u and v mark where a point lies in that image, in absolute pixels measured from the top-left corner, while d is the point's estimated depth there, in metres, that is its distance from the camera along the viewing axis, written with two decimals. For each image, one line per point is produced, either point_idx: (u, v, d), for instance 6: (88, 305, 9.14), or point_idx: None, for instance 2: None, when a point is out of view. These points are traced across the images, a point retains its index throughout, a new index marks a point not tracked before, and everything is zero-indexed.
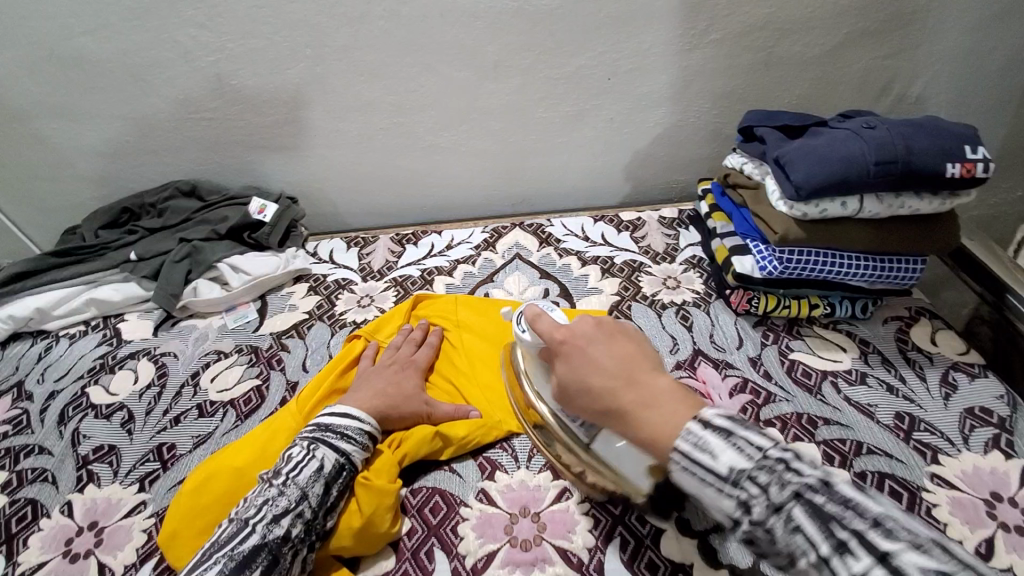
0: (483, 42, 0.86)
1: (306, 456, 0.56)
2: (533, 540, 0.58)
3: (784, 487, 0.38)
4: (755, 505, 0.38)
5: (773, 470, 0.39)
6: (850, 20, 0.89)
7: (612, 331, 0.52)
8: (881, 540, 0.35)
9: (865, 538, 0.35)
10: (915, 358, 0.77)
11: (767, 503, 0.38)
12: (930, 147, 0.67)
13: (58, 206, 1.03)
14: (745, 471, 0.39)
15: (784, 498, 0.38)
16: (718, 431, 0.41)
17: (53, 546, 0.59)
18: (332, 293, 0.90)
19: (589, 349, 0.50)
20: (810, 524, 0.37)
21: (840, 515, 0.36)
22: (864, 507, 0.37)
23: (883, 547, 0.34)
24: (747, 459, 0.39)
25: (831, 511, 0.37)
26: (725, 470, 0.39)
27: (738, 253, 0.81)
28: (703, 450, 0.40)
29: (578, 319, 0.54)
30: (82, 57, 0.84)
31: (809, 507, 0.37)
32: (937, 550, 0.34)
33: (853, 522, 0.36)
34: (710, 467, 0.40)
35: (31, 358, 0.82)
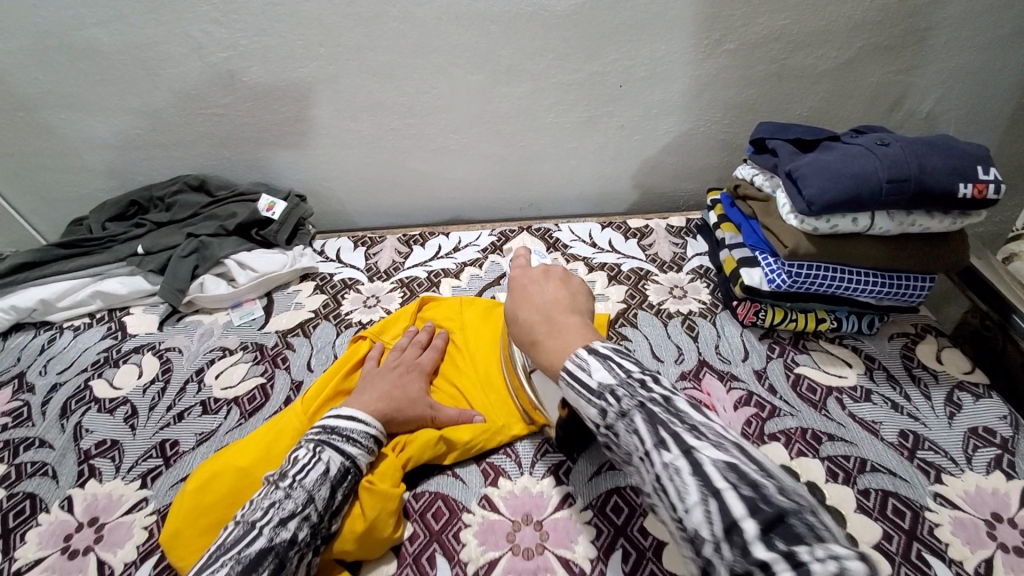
0: (497, 46, 0.86)
1: (313, 458, 0.56)
2: (535, 549, 0.58)
3: (634, 398, 0.42)
4: (610, 412, 0.43)
5: (631, 386, 0.43)
6: (864, 35, 0.89)
7: (552, 279, 0.59)
8: (691, 439, 0.39)
9: (679, 436, 0.39)
10: (920, 375, 0.77)
11: (618, 410, 0.43)
12: (943, 167, 0.67)
13: (64, 196, 1.03)
14: (610, 385, 0.44)
15: (631, 406, 0.42)
16: (598, 355, 0.46)
17: (51, 542, 0.59)
18: (339, 292, 0.90)
19: (529, 290, 0.58)
20: (643, 427, 0.41)
21: (669, 420, 0.40)
22: (689, 417, 0.40)
23: (690, 443, 0.38)
24: (613, 375, 0.44)
25: (662, 417, 0.41)
26: (595, 383, 0.45)
27: (747, 265, 0.81)
28: (584, 369, 0.46)
29: (528, 269, 0.62)
30: (94, 49, 0.83)
31: (647, 414, 0.41)
32: (734, 449, 0.38)
33: (673, 425, 0.40)
34: (586, 383, 0.45)
35: (33, 349, 0.82)
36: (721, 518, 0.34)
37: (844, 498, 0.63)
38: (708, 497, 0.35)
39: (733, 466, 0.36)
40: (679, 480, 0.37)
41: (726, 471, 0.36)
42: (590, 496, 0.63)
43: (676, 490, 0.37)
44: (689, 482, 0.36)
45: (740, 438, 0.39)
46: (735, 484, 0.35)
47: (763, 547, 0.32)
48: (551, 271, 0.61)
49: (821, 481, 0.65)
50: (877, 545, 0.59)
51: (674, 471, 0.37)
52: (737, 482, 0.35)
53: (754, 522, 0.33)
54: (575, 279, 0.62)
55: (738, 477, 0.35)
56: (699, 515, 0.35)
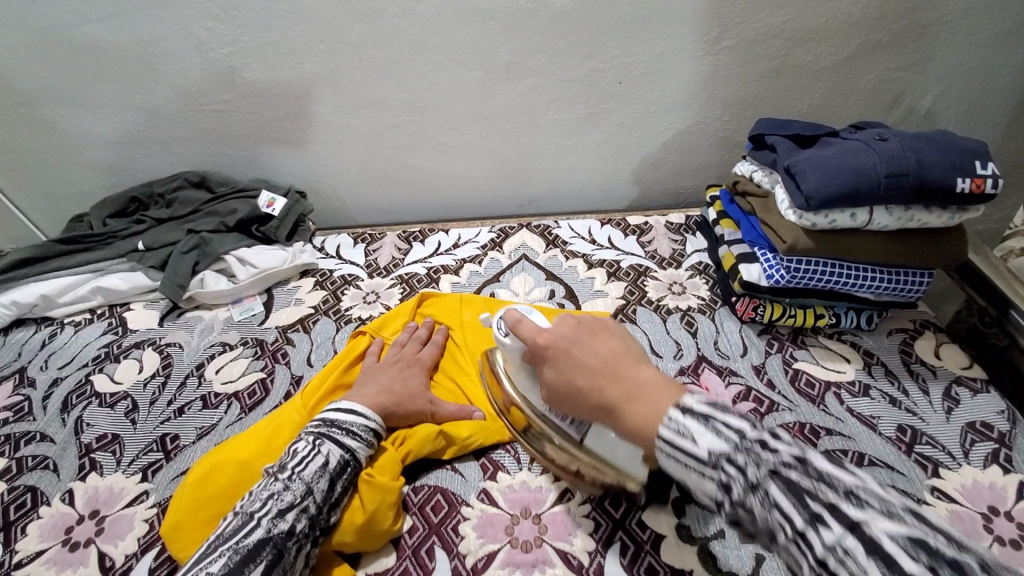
0: (497, 42, 0.86)
1: (312, 451, 0.56)
2: (534, 542, 0.58)
3: (761, 466, 0.37)
4: (734, 485, 0.38)
5: (749, 450, 0.38)
6: (863, 31, 0.89)
7: (594, 328, 0.54)
8: (852, 510, 0.33)
9: (835, 507, 0.34)
10: (918, 370, 0.78)
11: (745, 482, 0.37)
12: (941, 162, 0.68)
13: (65, 193, 1.03)
14: (723, 453, 0.38)
15: (759, 476, 0.37)
16: (696, 416, 0.41)
17: (52, 535, 0.59)
18: (338, 289, 0.90)
19: (575, 348, 0.52)
20: (784, 501, 0.35)
21: (813, 488, 0.35)
22: (837, 480, 0.35)
23: (854, 515, 0.33)
24: (723, 440, 0.39)
25: (804, 485, 0.35)
26: (704, 452, 0.39)
27: (745, 260, 0.81)
28: (684, 436, 0.40)
29: (561, 322, 0.55)
30: (95, 45, 0.84)
31: (784, 482, 0.36)
32: (909, 516, 0.32)
33: (825, 495, 0.35)
34: (691, 451, 0.40)
35: (35, 344, 0.82)
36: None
37: None
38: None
39: (919, 541, 0.31)
40: (857, 566, 0.32)
41: (913, 550, 0.30)
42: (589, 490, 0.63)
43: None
44: (869, 568, 0.31)
45: (906, 499, 0.34)
46: (933, 568, 0.29)
47: None
48: (586, 319, 0.55)
49: None
50: None
51: (845, 554, 0.32)
52: (933, 563, 0.30)
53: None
54: (612, 319, 0.56)
55: (929, 555, 0.30)
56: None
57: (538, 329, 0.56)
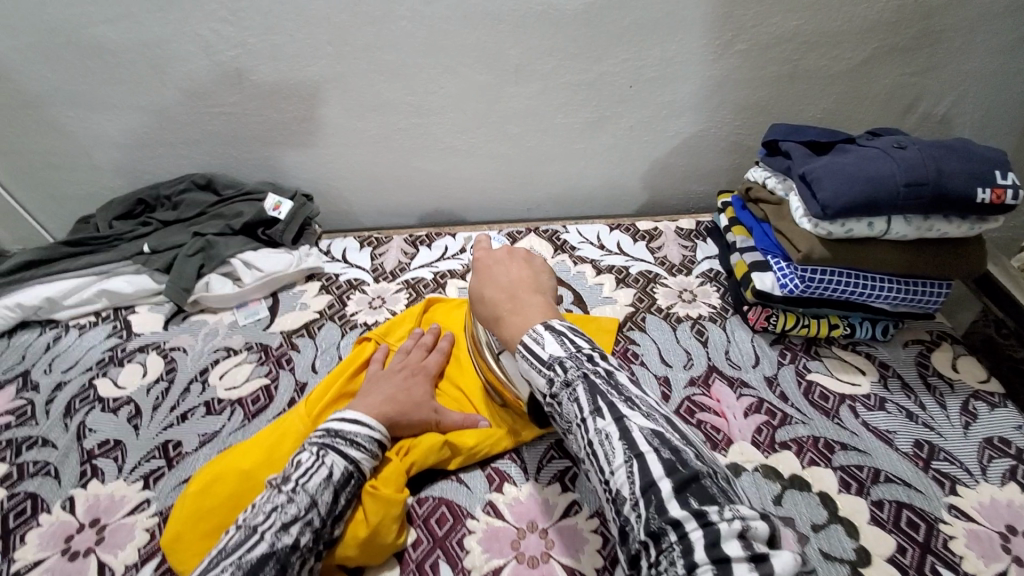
0: (506, 45, 0.85)
1: (316, 462, 0.55)
2: (540, 557, 0.57)
3: (580, 370, 0.47)
4: (556, 382, 0.47)
5: (579, 360, 0.48)
6: (881, 35, 0.87)
7: (514, 259, 0.64)
8: (624, 408, 0.44)
9: (614, 406, 0.44)
10: (935, 384, 0.76)
11: (564, 381, 0.47)
12: (962, 170, 0.66)
13: (71, 194, 1.03)
14: (560, 358, 0.48)
15: (576, 377, 0.46)
16: (554, 333, 0.51)
17: (52, 544, 0.58)
18: (344, 293, 0.89)
19: (494, 272, 0.62)
20: (585, 396, 0.45)
21: (608, 392, 0.45)
22: (626, 390, 0.46)
23: (623, 412, 0.43)
24: (563, 349, 0.49)
25: (601, 388, 0.45)
26: (546, 355, 0.49)
27: (758, 269, 0.80)
28: (538, 343, 0.50)
29: (493, 251, 0.65)
30: (102, 46, 0.83)
31: (589, 386, 0.46)
32: (661, 420, 0.44)
33: (612, 397, 0.44)
34: (538, 355, 0.49)
35: (39, 347, 0.82)
36: (641, 476, 0.40)
37: (857, 510, 0.62)
38: (633, 459, 0.41)
39: (658, 434, 0.42)
40: (610, 445, 0.42)
41: (652, 439, 0.41)
42: (597, 504, 0.61)
43: (606, 452, 0.42)
44: (617, 446, 0.42)
45: (668, 412, 0.45)
46: (657, 448, 0.41)
47: (677, 505, 0.38)
48: (514, 254, 0.65)
49: (834, 491, 0.64)
50: (890, 558, 0.58)
51: (606, 436, 0.43)
52: (660, 447, 0.41)
53: (669, 482, 0.39)
54: (537, 257, 0.66)
55: (660, 442, 0.41)
56: (622, 475, 0.41)
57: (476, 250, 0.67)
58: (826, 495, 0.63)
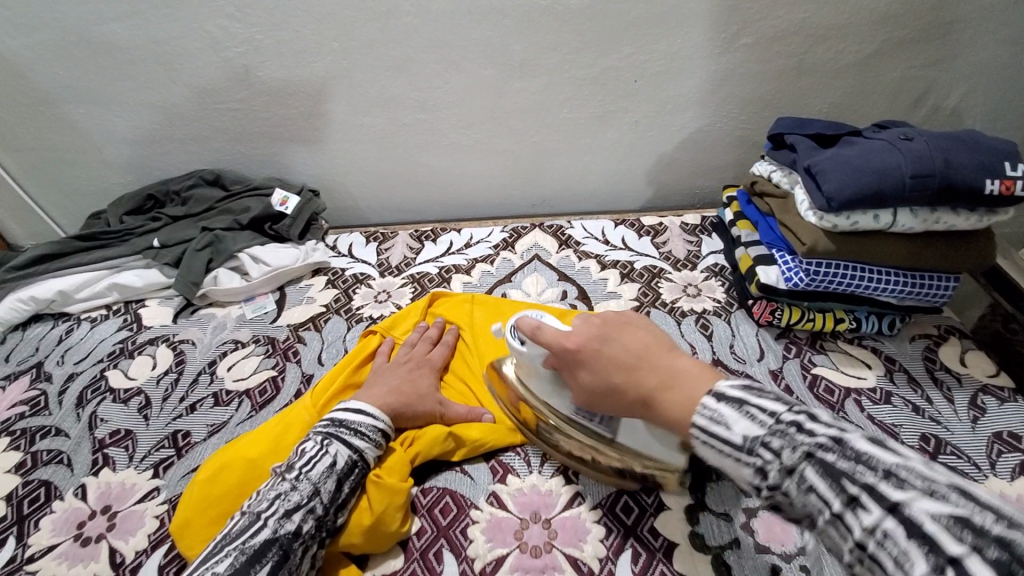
0: (511, 40, 0.85)
1: (320, 451, 0.56)
2: (543, 547, 0.58)
3: (798, 449, 0.40)
4: (770, 470, 0.40)
5: (785, 434, 0.41)
6: (888, 28, 0.86)
7: (622, 327, 0.53)
8: (892, 491, 0.36)
9: (875, 490, 0.36)
10: (943, 378, 0.75)
11: (781, 466, 0.40)
12: (970, 162, 0.65)
13: (83, 190, 1.04)
14: (758, 438, 0.41)
15: (797, 460, 0.39)
16: (730, 402, 0.44)
17: (65, 529, 0.59)
18: (350, 287, 0.90)
19: (610, 351, 0.52)
20: (822, 482, 0.38)
21: (852, 471, 0.37)
22: (877, 461, 0.37)
23: (894, 497, 0.35)
24: (758, 426, 0.42)
25: (842, 467, 0.38)
26: (739, 438, 0.42)
27: (763, 263, 0.79)
28: (718, 423, 0.43)
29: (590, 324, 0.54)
30: (113, 43, 0.85)
31: (822, 467, 0.38)
32: (953, 497, 0.34)
33: (864, 477, 0.37)
34: (726, 437, 0.42)
35: (52, 340, 0.84)
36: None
37: None
38: (944, 565, 0.32)
39: (963, 520, 0.33)
40: (898, 546, 0.34)
41: (954, 528, 0.33)
42: (600, 495, 0.62)
43: (896, 557, 0.34)
44: (910, 546, 0.33)
45: (950, 477, 0.36)
46: (975, 545, 0.31)
47: None
48: (612, 319, 0.54)
49: None
50: None
51: (887, 534, 0.34)
52: (977, 541, 0.32)
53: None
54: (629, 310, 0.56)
55: (968, 531, 0.32)
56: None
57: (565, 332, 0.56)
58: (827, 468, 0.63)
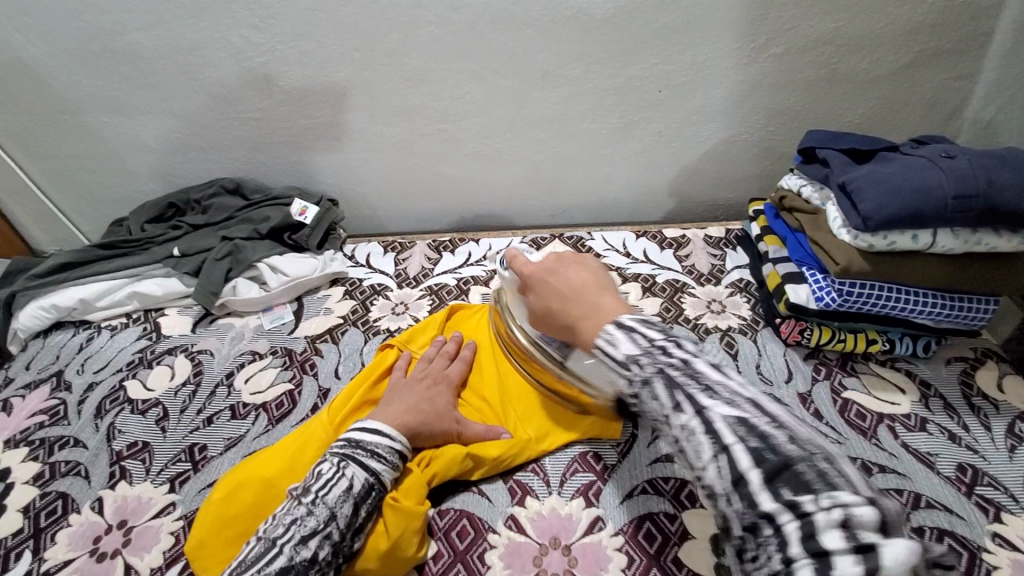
0: (533, 50, 0.84)
1: (336, 473, 0.54)
2: (563, 575, 0.56)
3: (653, 364, 0.41)
4: (631, 380, 0.42)
5: (651, 353, 0.42)
6: (925, 38, 0.83)
7: (571, 263, 0.58)
8: (705, 398, 0.39)
9: (693, 397, 0.39)
10: (980, 404, 0.72)
11: (637, 378, 0.42)
12: (1016, 182, 0.62)
13: (106, 197, 1.05)
14: (633, 356, 0.43)
15: (651, 373, 0.41)
16: (623, 327, 0.45)
17: (81, 544, 0.59)
18: (367, 298, 0.89)
19: (554, 280, 0.57)
20: (662, 391, 0.40)
21: (685, 381, 0.40)
22: (705, 376, 0.40)
23: (705, 402, 0.39)
24: (635, 346, 0.43)
25: (679, 379, 0.40)
26: (620, 355, 0.43)
27: (793, 281, 0.76)
28: (610, 343, 0.45)
29: (547, 261, 0.60)
30: (136, 53, 0.85)
31: (666, 379, 0.41)
32: (749, 404, 0.38)
33: (688, 388, 0.40)
34: (613, 357, 0.44)
35: (72, 348, 0.84)
36: (731, 471, 0.36)
37: None
38: (720, 454, 0.37)
39: (744, 421, 0.37)
40: (695, 441, 0.38)
41: (737, 427, 0.37)
42: (622, 521, 0.60)
43: (693, 449, 0.38)
44: (704, 441, 0.38)
45: (756, 393, 0.39)
46: (744, 438, 0.36)
47: (768, 497, 0.34)
48: (565, 258, 0.60)
49: None
50: None
51: (691, 432, 0.38)
52: (748, 437, 0.36)
53: (760, 473, 0.35)
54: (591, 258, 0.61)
55: (747, 431, 0.36)
56: (712, 471, 0.37)
57: (527, 263, 0.63)
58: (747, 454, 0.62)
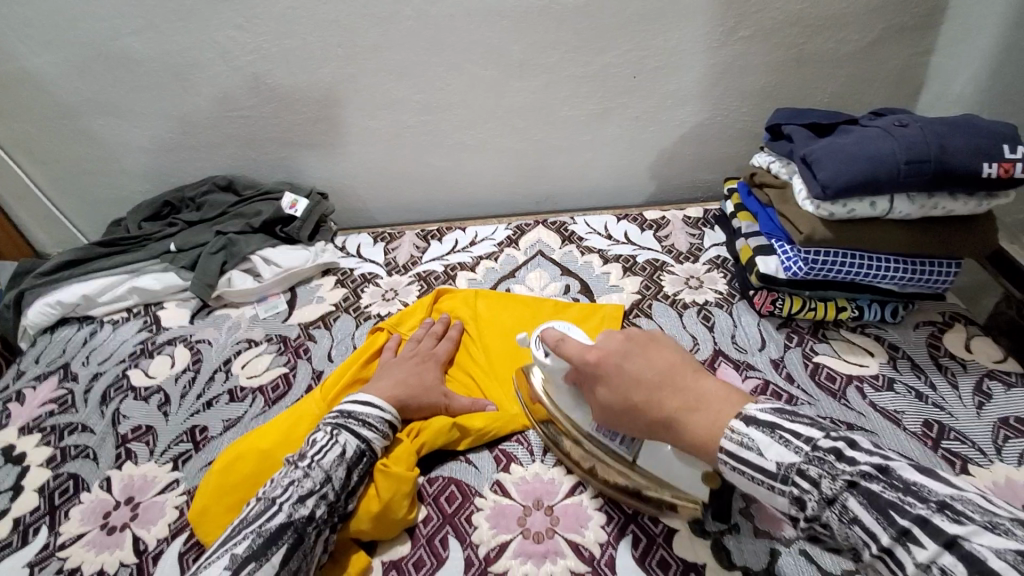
0: (509, 41, 0.87)
1: (330, 440, 0.58)
2: (545, 533, 0.59)
3: (837, 479, 0.40)
4: (810, 499, 0.42)
5: (822, 463, 0.42)
6: (887, 15, 0.86)
7: (646, 345, 0.54)
8: (948, 524, 0.36)
9: (927, 522, 0.36)
10: (947, 364, 0.75)
11: (821, 496, 0.41)
12: (966, 146, 0.65)
13: (104, 199, 1.09)
14: (795, 465, 0.42)
15: (838, 489, 0.40)
16: (762, 426, 0.45)
17: (92, 518, 0.63)
18: (359, 286, 0.92)
19: (634, 365, 0.52)
20: (869, 515, 0.38)
21: (901, 502, 0.38)
22: (930, 495, 0.37)
23: (950, 531, 0.35)
24: (794, 453, 0.43)
25: (890, 498, 0.38)
26: (773, 465, 0.43)
27: (763, 253, 0.80)
28: (748, 449, 0.44)
29: (617, 340, 0.55)
30: (129, 57, 0.88)
31: (864, 496, 0.39)
32: (1017, 531, 0.34)
33: (914, 509, 0.37)
34: (761, 465, 0.44)
35: (77, 342, 0.88)
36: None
37: None
38: None
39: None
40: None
41: (1018, 564, 0.32)
42: None
43: None
44: None
45: (1012, 512, 0.36)
46: None
47: None
48: (636, 336, 0.55)
49: None
50: None
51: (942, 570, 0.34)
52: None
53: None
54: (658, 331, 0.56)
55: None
56: None
57: (589, 347, 0.56)
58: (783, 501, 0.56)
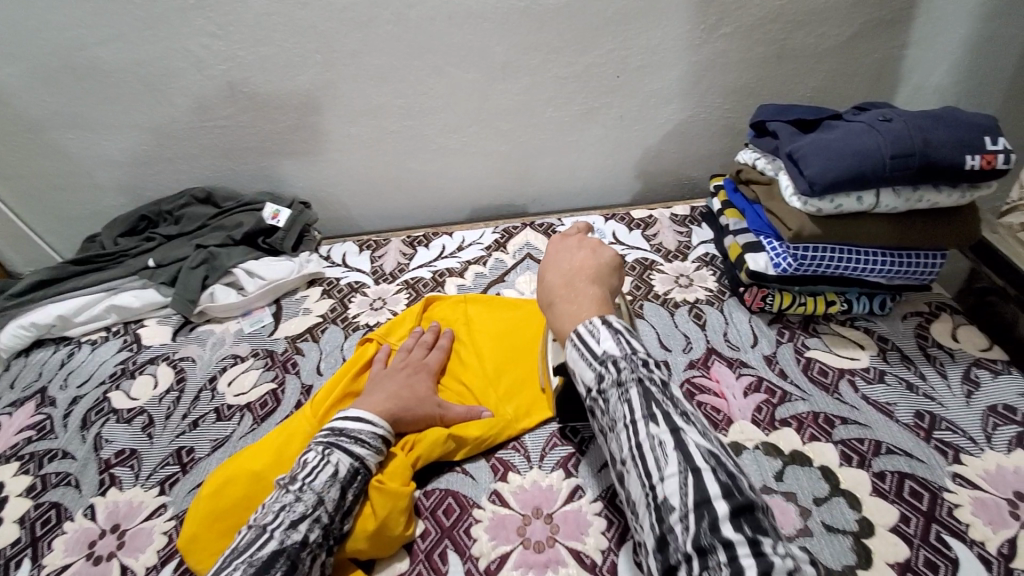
0: (491, 43, 0.86)
1: (322, 461, 0.56)
2: (546, 542, 0.58)
3: (634, 373, 0.48)
4: (607, 378, 0.49)
5: (632, 361, 0.49)
6: (866, 10, 0.87)
7: (587, 249, 0.64)
8: (680, 422, 0.45)
9: (671, 416, 0.45)
10: (935, 354, 0.76)
11: (616, 380, 0.48)
12: (950, 139, 0.66)
13: (76, 214, 1.05)
14: (613, 356, 0.49)
15: (630, 379, 0.47)
16: (609, 327, 0.51)
17: (77, 549, 0.61)
18: (345, 296, 0.91)
19: (562, 254, 0.63)
20: (637, 399, 0.46)
21: (661, 399, 0.46)
22: (681, 403, 0.47)
23: (680, 425, 0.45)
24: (617, 347, 0.49)
25: (657, 396, 0.46)
26: (600, 351, 0.50)
27: (752, 250, 0.80)
28: (593, 334, 0.51)
29: (565, 239, 0.67)
30: (98, 69, 0.86)
31: (643, 389, 0.47)
32: (715, 443, 0.45)
33: (668, 407, 0.46)
34: (592, 348, 0.50)
35: (54, 364, 0.85)
36: (696, 491, 0.41)
37: (858, 482, 0.62)
38: (688, 474, 0.42)
39: (715, 455, 0.43)
40: (663, 452, 0.43)
41: (707, 457, 0.43)
42: (600, 488, 0.62)
43: (657, 460, 0.43)
44: (671, 455, 0.43)
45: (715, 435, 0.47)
46: (713, 468, 0.42)
47: (729, 526, 0.39)
48: (586, 242, 0.65)
49: (834, 465, 0.64)
50: (894, 528, 0.58)
51: (659, 441, 0.44)
52: (716, 467, 0.42)
53: (725, 504, 0.40)
54: (611, 252, 0.65)
55: (716, 462, 0.42)
56: (675, 485, 0.42)
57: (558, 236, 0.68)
58: (827, 469, 0.64)
